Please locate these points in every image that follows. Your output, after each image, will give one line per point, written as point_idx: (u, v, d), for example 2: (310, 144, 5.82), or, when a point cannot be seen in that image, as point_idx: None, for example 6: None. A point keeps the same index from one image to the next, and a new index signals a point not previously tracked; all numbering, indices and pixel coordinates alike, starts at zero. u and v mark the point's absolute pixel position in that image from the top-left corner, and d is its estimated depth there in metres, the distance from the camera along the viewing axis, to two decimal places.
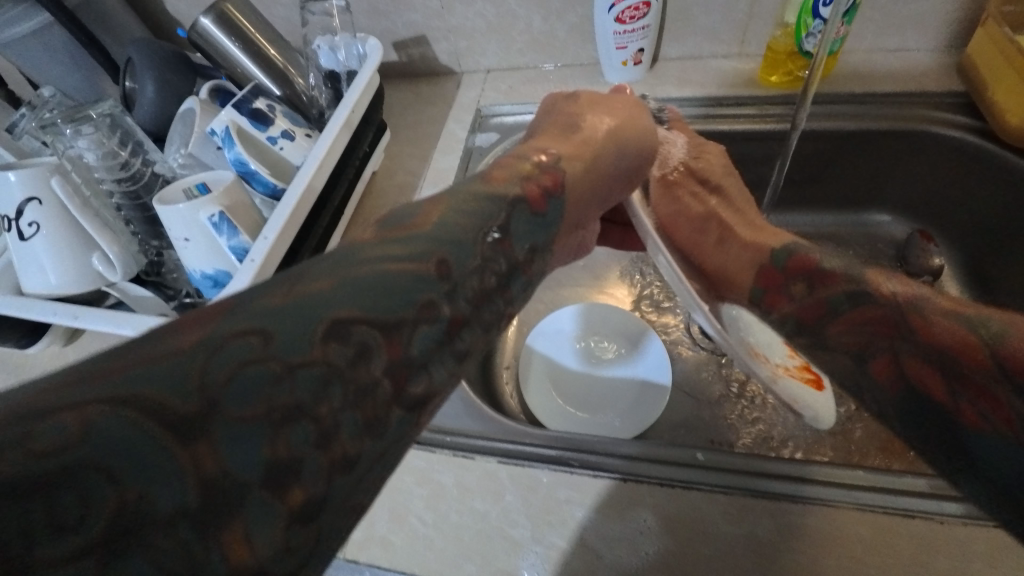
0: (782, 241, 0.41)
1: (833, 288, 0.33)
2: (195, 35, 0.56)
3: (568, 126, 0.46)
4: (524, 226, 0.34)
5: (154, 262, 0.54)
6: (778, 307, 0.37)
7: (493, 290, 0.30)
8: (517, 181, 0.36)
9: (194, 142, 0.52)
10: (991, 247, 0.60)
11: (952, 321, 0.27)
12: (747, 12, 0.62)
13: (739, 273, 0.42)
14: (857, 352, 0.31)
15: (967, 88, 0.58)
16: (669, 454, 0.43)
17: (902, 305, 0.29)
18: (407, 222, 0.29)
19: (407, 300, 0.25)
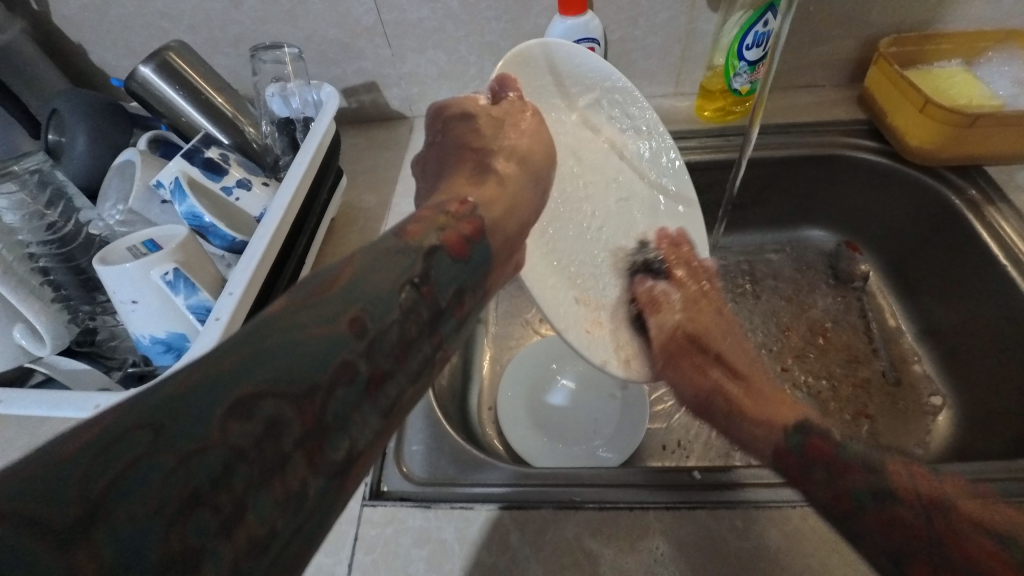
0: (794, 417, 0.38)
1: (855, 480, 0.32)
2: (134, 85, 0.53)
3: (480, 167, 0.39)
4: (446, 272, 0.28)
5: (87, 330, 0.48)
6: (805, 493, 0.34)
7: (418, 340, 0.25)
8: (431, 231, 0.29)
9: (136, 197, 0.48)
10: (910, 250, 0.68)
11: (983, 534, 0.28)
12: (680, 56, 0.68)
13: (758, 447, 0.38)
14: (897, 557, 0.30)
15: (868, 117, 0.67)
16: (638, 476, 0.43)
17: (931, 509, 0.30)
18: (313, 287, 0.24)
19: (320, 364, 0.21)
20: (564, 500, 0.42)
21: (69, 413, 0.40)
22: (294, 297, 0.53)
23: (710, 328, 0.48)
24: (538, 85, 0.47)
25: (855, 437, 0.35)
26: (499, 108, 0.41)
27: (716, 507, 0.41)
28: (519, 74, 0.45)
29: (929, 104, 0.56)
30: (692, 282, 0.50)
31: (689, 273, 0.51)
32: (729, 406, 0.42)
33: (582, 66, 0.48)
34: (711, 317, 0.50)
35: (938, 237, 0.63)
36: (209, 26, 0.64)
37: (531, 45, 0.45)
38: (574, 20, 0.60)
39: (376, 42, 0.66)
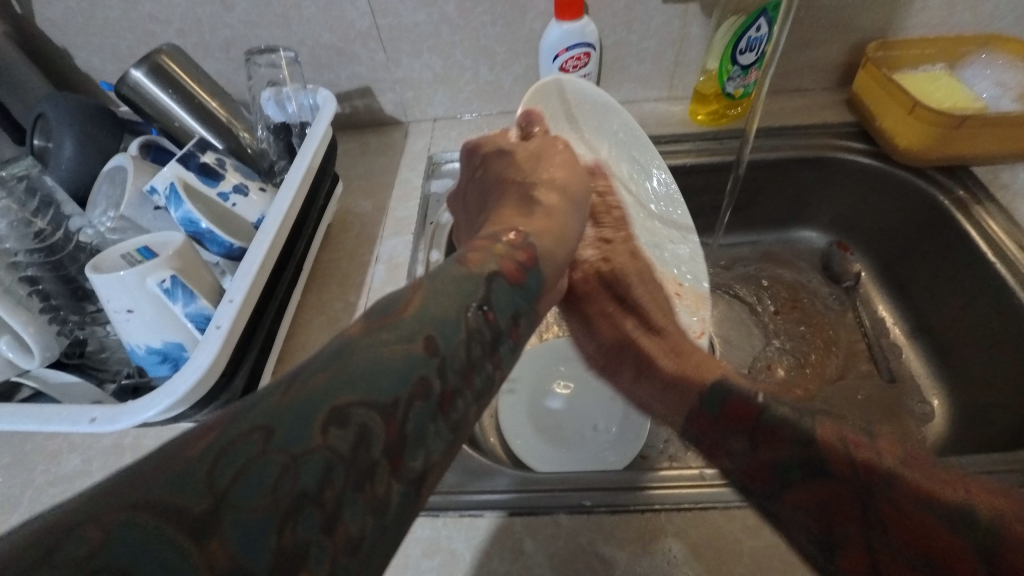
0: (716, 376, 0.37)
1: (783, 452, 0.31)
2: (125, 89, 0.51)
3: (526, 200, 0.40)
4: (505, 297, 0.28)
5: (77, 341, 0.46)
6: (716, 460, 0.33)
7: (481, 360, 0.25)
8: (489, 259, 0.30)
9: (128, 202, 0.47)
10: (898, 249, 0.69)
11: (924, 511, 0.26)
12: (673, 61, 0.69)
13: (671, 412, 0.37)
14: (829, 540, 0.28)
15: (857, 119, 0.68)
16: (600, 480, 0.43)
17: (869, 486, 0.28)
18: (389, 311, 0.25)
19: (400, 381, 0.22)
20: (576, 505, 0.42)
21: (62, 429, 0.38)
22: (291, 304, 0.52)
23: (620, 286, 0.48)
24: (556, 119, 0.49)
25: (780, 399, 0.33)
26: (535, 145, 0.44)
27: (642, 511, 0.41)
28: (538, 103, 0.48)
29: (919, 108, 0.58)
30: (619, 226, 0.51)
31: (613, 223, 0.50)
32: (641, 362, 0.42)
33: (588, 97, 0.52)
34: (631, 270, 0.49)
35: (926, 234, 0.64)
36: (200, 31, 0.63)
37: (546, 82, 0.48)
38: (570, 25, 0.60)
39: (370, 47, 0.66)
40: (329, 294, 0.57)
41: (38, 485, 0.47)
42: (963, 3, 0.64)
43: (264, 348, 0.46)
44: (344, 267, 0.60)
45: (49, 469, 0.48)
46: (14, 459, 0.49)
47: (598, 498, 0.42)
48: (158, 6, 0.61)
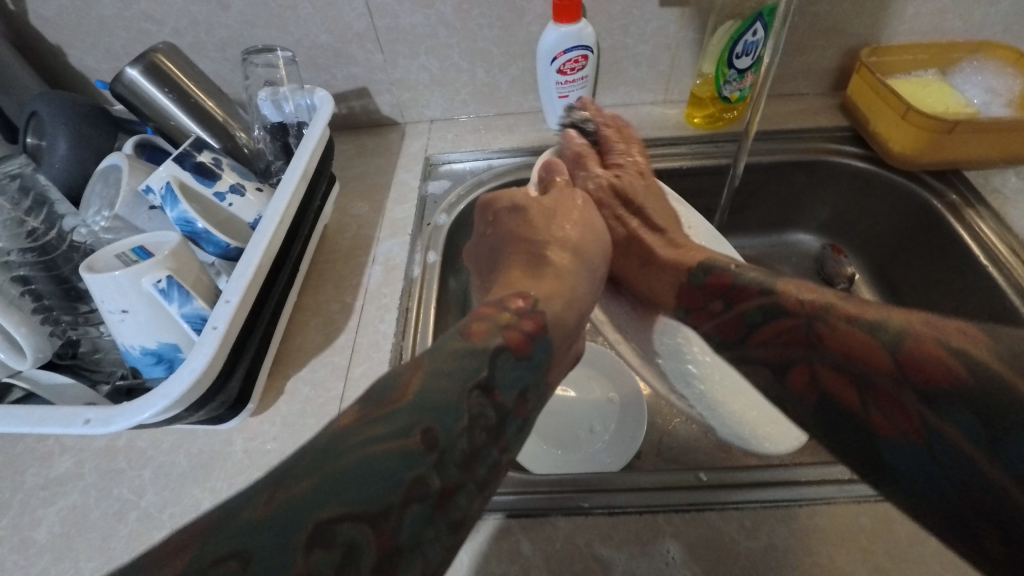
0: (701, 259, 0.46)
1: (748, 305, 0.40)
2: (119, 87, 0.51)
3: (535, 259, 0.41)
4: (509, 371, 0.29)
5: (69, 342, 0.45)
6: (704, 324, 0.44)
7: (484, 446, 0.27)
8: (496, 330, 0.31)
9: (122, 203, 0.46)
10: (890, 253, 0.70)
11: (854, 329, 0.33)
12: (669, 64, 0.69)
13: (665, 293, 0.47)
14: (783, 368, 0.38)
15: (850, 124, 0.69)
16: (609, 481, 0.43)
17: (813, 319, 0.36)
18: (386, 396, 0.25)
19: (392, 485, 0.23)
20: (574, 506, 0.42)
21: (54, 431, 0.38)
22: (286, 305, 0.52)
23: (626, 195, 0.52)
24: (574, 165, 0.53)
25: (755, 271, 0.42)
26: (551, 201, 0.46)
27: (640, 513, 0.41)
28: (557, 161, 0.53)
29: (912, 112, 0.58)
30: (621, 141, 0.57)
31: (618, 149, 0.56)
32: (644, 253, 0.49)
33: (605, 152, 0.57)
34: (635, 180, 0.54)
35: (919, 236, 0.65)
36: (195, 30, 0.63)
37: (554, 140, 0.56)
38: (567, 28, 0.61)
39: (367, 47, 0.66)
40: (326, 295, 0.57)
41: (27, 488, 0.47)
42: (954, 10, 0.65)
43: (258, 350, 0.46)
44: (340, 269, 0.59)
45: (39, 471, 0.48)
46: (4, 461, 0.49)
47: (596, 500, 0.42)
48: (152, 5, 0.60)
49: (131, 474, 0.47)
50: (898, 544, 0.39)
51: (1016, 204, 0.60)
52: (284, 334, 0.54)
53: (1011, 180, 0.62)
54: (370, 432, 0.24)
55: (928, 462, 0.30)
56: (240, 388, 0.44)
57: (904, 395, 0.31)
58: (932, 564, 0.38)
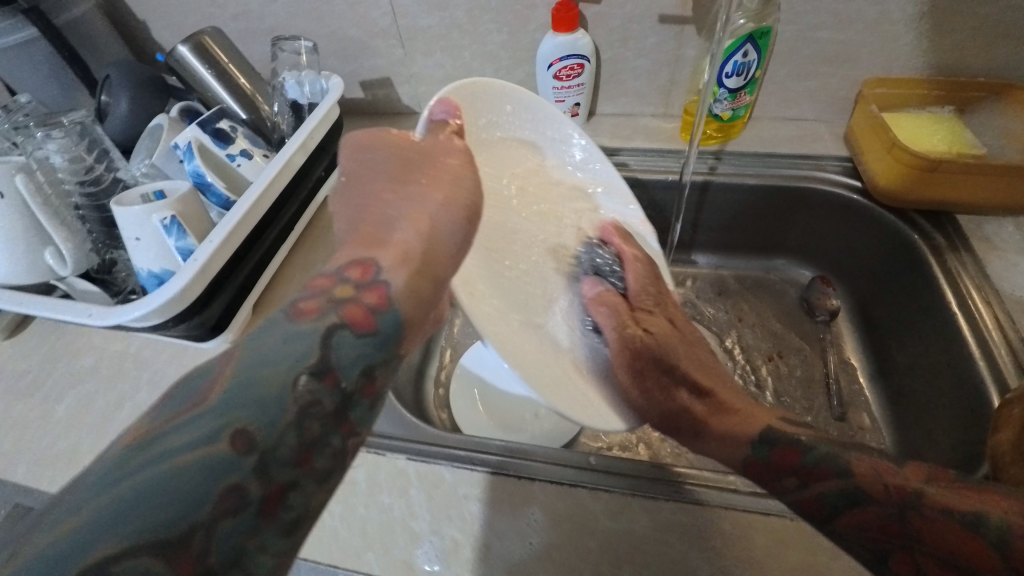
0: (760, 425, 0.42)
1: (827, 485, 0.36)
2: (172, 60, 0.62)
3: (383, 224, 0.36)
4: (351, 352, 0.28)
5: (106, 262, 0.57)
6: (779, 495, 0.38)
7: (322, 436, 0.26)
8: (330, 308, 0.28)
9: (158, 154, 0.57)
10: (875, 289, 0.68)
11: (952, 523, 0.31)
12: (668, 79, 0.71)
13: (729, 457, 0.42)
14: (879, 555, 0.34)
15: (849, 155, 0.68)
16: (496, 447, 0.47)
17: (901, 504, 0.33)
18: (190, 399, 0.24)
19: (196, 502, 0.21)
20: (465, 462, 0.46)
21: (69, 319, 0.48)
22: (274, 257, 0.61)
23: (652, 340, 0.52)
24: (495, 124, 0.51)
25: (817, 438, 0.39)
26: (418, 151, 0.42)
27: (518, 479, 0.45)
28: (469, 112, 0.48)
29: (897, 147, 0.58)
30: (646, 278, 0.57)
31: (638, 270, 0.57)
32: (695, 424, 0.47)
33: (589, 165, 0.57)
34: (669, 336, 0.54)
35: (888, 275, 0.66)
36: (249, 17, 0.74)
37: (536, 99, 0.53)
38: (563, 37, 0.65)
39: (390, 43, 0.74)
40: (313, 255, 0.66)
41: (59, 373, 0.59)
42: (977, 47, 0.61)
43: (239, 288, 0.55)
44: (331, 234, 0.68)
45: (70, 361, 0.60)
46: (48, 350, 0.61)
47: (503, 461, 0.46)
48: None
49: (133, 374, 0.57)
50: (753, 554, 0.40)
51: (1004, 254, 0.57)
52: (272, 281, 0.63)
53: (1006, 230, 0.59)
54: (170, 442, 0.22)
55: None
56: (220, 314, 0.53)
57: None
58: None
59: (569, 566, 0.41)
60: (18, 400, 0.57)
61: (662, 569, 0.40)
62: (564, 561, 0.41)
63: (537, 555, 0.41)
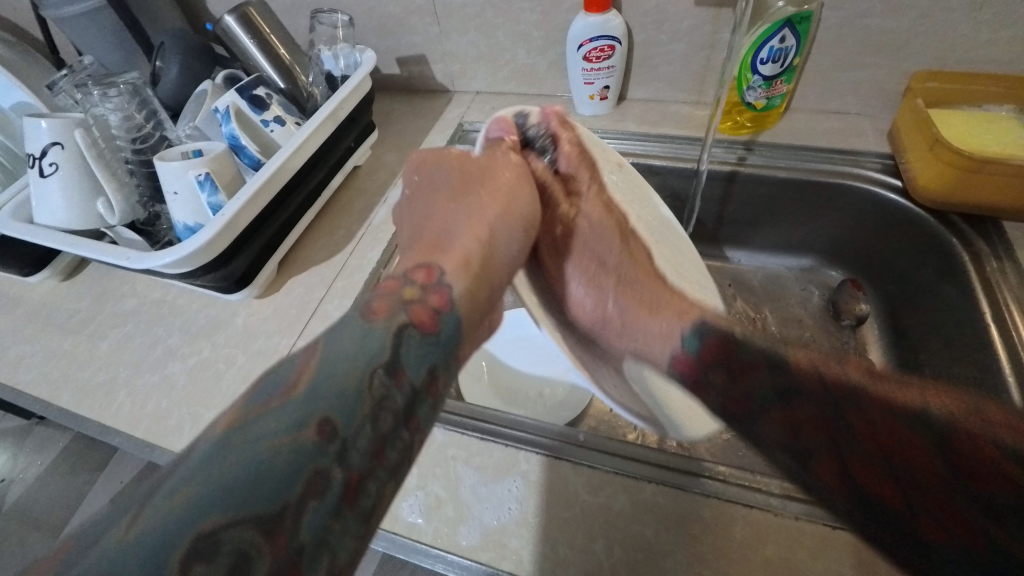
0: (689, 321, 0.38)
1: (757, 380, 0.31)
2: (220, 30, 0.65)
3: (444, 233, 0.38)
4: (414, 352, 0.28)
5: (152, 215, 0.62)
6: (705, 401, 0.35)
7: (394, 429, 0.25)
8: (398, 309, 0.30)
9: (201, 117, 0.61)
10: (908, 293, 0.65)
11: (894, 420, 0.26)
12: (702, 65, 0.69)
13: (656, 355, 0.40)
14: (805, 453, 0.29)
15: (892, 152, 0.64)
16: (489, 414, 0.48)
17: (837, 397, 0.28)
18: (278, 387, 0.24)
19: (286, 485, 0.21)
20: (460, 427, 0.48)
21: (111, 261, 0.53)
22: (299, 221, 0.64)
23: (585, 235, 0.48)
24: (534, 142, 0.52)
25: (754, 333, 0.34)
26: (478, 166, 0.45)
27: (505, 446, 0.46)
28: (523, 131, 0.51)
29: (940, 144, 0.54)
30: (581, 162, 0.49)
31: (581, 164, 0.49)
32: (625, 319, 0.43)
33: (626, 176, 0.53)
34: (606, 224, 0.48)
35: (913, 271, 0.64)
36: None
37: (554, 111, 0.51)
38: (594, 18, 0.64)
39: (426, 20, 0.75)
40: (338, 222, 0.69)
41: (105, 313, 0.65)
42: None
43: (264, 246, 0.59)
44: (356, 203, 0.71)
45: (115, 304, 0.65)
46: (98, 292, 0.67)
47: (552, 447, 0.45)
48: None
49: (168, 319, 0.62)
50: (731, 545, 0.40)
51: None
52: (298, 243, 0.66)
53: None
54: (264, 425, 0.22)
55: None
56: (245, 269, 0.57)
57: (956, 501, 0.24)
58: (754, 569, 0.39)
59: (545, 534, 0.42)
60: (69, 334, 0.63)
61: (635, 547, 0.40)
62: (540, 529, 0.42)
63: (515, 521, 0.42)
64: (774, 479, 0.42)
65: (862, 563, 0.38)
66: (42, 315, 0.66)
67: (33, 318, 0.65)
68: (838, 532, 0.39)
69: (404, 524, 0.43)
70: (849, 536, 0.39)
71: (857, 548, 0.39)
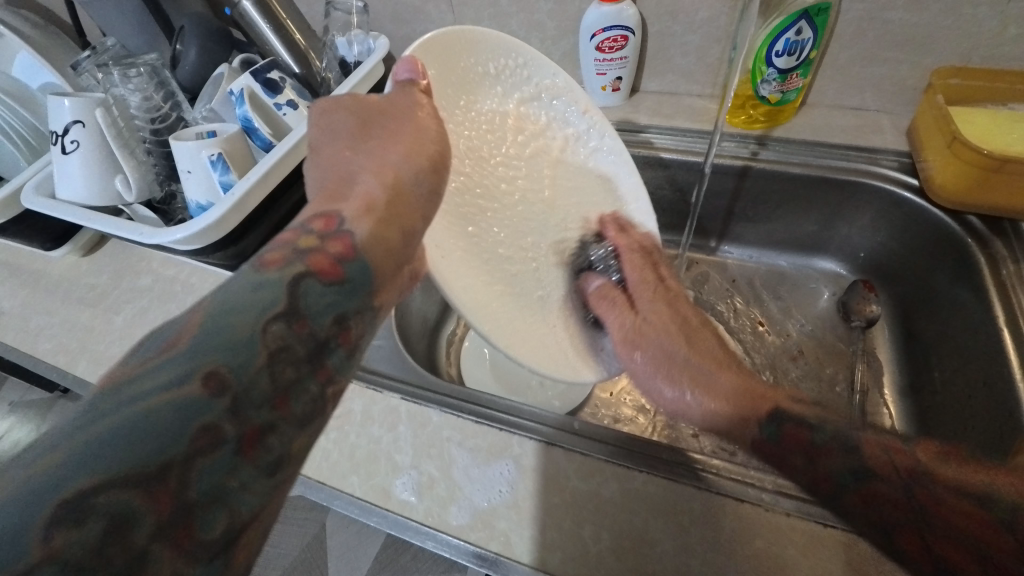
0: (765, 402, 0.40)
1: (833, 462, 0.35)
2: (237, 13, 0.66)
3: (347, 183, 0.40)
4: (319, 299, 0.29)
5: (169, 194, 0.64)
6: (787, 471, 0.37)
7: (301, 379, 0.27)
8: (295, 259, 0.30)
9: (217, 100, 0.62)
10: (922, 296, 0.63)
11: (966, 504, 0.31)
12: (717, 58, 0.69)
13: (731, 428, 0.40)
14: (886, 532, 0.33)
15: (910, 150, 0.63)
16: (487, 398, 0.49)
17: (907, 483, 0.33)
18: (163, 343, 0.25)
19: (173, 438, 0.22)
20: (457, 409, 0.48)
21: (127, 237, 0.55)
22: None
23: (648, 330, 0.51)
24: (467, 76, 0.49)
25: (823, 416, 0.38)
26: (385, 107, 0.42)
27: (500, 431, 0.47)
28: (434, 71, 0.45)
29: (958, 142, 0.53)
30: (645, 267, 0.56)
31: (648, 274, 0.56)
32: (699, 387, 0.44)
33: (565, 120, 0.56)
34: (668, 326, 0.51)
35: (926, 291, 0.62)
36: None
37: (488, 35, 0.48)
38: (608, 8, 0.64)
39: (441, 9, 0.75)
40: None
41: (122, 289, 0.67)
42: None
43: (274, 227, 0.60)
44: None
45: (131, 280, 0.67)
46: (116, 268, 0.69)
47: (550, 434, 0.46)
48: None
49: (180, 296, 0.64)
50: (719, 538, 0.40)
51: None
52: None
53: None
54: (140, 386, 0.23)
55: None
56: (255, 249, 0.59)
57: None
58: (742, 563, 0.38)
59: (533, 517, 0.42)
60: (87, 307, 0.65)
61: (623, 534, 0.40)
62: (529, 511, 0.42)
63: (505, 503, 0.43)
64: (768, 475, 0.42)
65: (851, 563, 0.38)
66: (63, 288, 0.68)
67: (53, 290, 0.68)
68: (829, 530, 0.39)
69: (397, 501, 0.44)
70: (839, 535, 0.39)
71: (848, 547, 0.38)
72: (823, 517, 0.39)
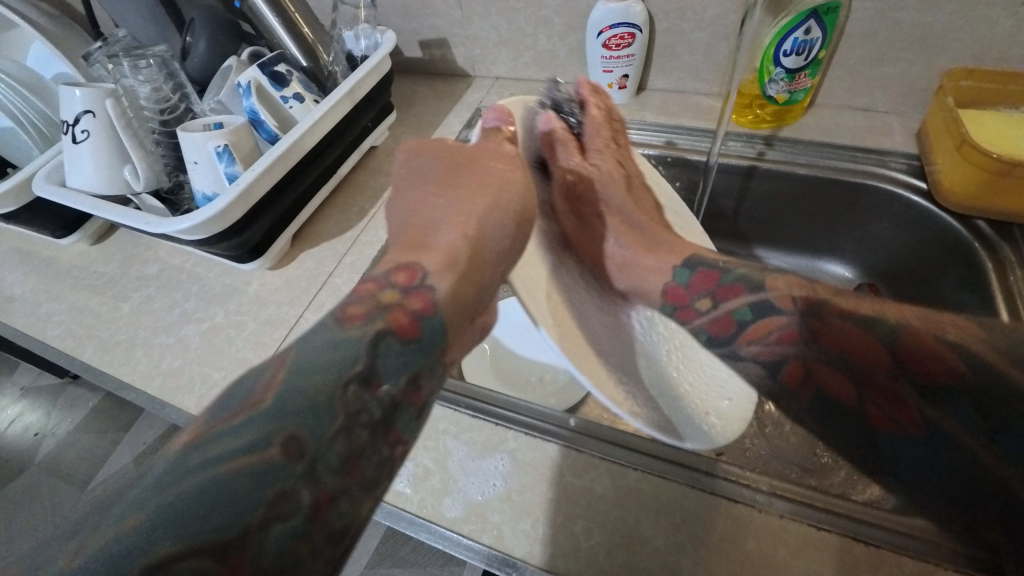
0: (685, 253, 0.45)
1: (738, 303, 0.39)
2: (247, 8, 0.67)
3: (430, 228, 0.39)
4: (394, 359, 0.30)
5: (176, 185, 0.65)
6: (692, 322, 0.42)
7: (367, 445, 0.28)
8: (377, 314, 0.31)
9: (224, 92, 0.63)
10: (927, 299, 0.62)
11: (851, 325, 0.33)
12: (725, 56, 0.68)
13: (648, 283, 0.46)
14: (776, 364, 0.38)
15: (919, 153, 0.62)
16: (484, 393, 0.49)
17: (808, 317, 0.35)
18: (241, 402, 0.27)
19: (250, 505, 0.24)
20: (476, 412, 0.48)
21: (134, 225, 0.55)
22: (313, 196, 0.66)
23: (595, 183, 0.53)
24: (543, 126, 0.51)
25: (738, 262, 0.41)
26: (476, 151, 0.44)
27: (496, 426, 0.47)
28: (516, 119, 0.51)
29: (967, 145, 0.52)
30: (605, 122, 0.55)
31: (601, 122, 0.55)
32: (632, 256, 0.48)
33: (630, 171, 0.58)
34: (615, 175, 0.53)
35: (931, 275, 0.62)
36: None
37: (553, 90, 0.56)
38: (615, 4, 0.64)
39: (449, 4, 0.75)
40: (352, 199, 0.70)
41: (129, 277, 0.68)
42: None
43: (278, 219, 0.61)
44: (371, 182, 0.72)
45: (138, 270, 0.68)
46: (124, 257, 0.71)
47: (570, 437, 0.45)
48: None
49: (186, 285, 0.65)
50: (711, 538, 0.40)
51: None
52: (312, 219, 0.68)
53: None
54: (221, 447, 0.25)
55: (914, 441, 0.33)
56: (259, 239, 0.59)
57: (902, 387, 0.32)
58: (734, 563, 0.38)
59: (526, 511, 0.42)
60: (96, 295, 0.66)
61: (615, 531, 0.41)
62: (522, 505, 0.43)
63: (498, 497, 0.43)
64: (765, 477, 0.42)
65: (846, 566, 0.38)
66: (72, 276, 0.69)
67: (62, 278, 0.69)
68: (823, 534, 0.39)
69: (393, 492, 0.45)
70: (833, 539, 0.39)
71: (842, 551, 0.38)
72: (818, 521, 0.39)
